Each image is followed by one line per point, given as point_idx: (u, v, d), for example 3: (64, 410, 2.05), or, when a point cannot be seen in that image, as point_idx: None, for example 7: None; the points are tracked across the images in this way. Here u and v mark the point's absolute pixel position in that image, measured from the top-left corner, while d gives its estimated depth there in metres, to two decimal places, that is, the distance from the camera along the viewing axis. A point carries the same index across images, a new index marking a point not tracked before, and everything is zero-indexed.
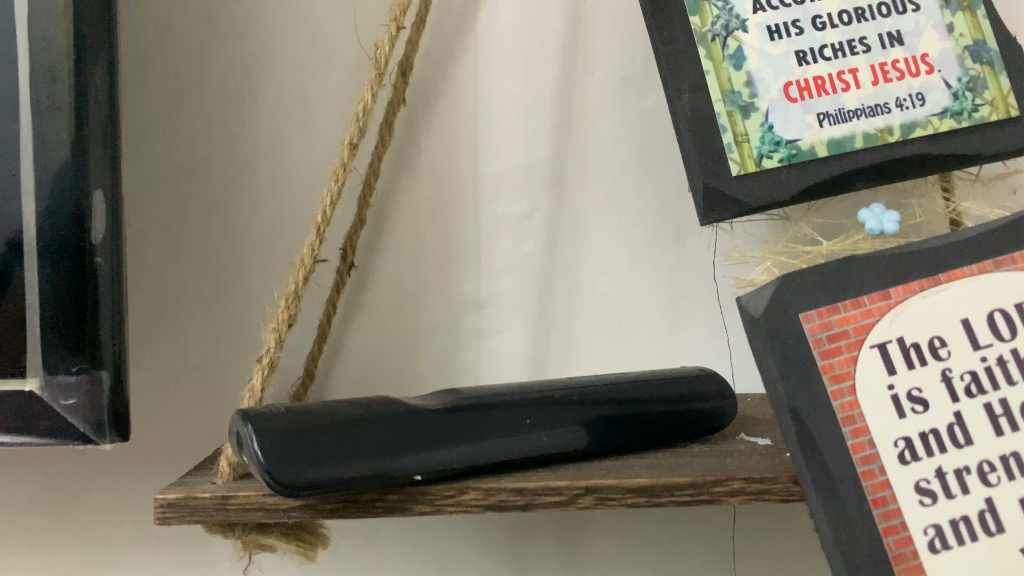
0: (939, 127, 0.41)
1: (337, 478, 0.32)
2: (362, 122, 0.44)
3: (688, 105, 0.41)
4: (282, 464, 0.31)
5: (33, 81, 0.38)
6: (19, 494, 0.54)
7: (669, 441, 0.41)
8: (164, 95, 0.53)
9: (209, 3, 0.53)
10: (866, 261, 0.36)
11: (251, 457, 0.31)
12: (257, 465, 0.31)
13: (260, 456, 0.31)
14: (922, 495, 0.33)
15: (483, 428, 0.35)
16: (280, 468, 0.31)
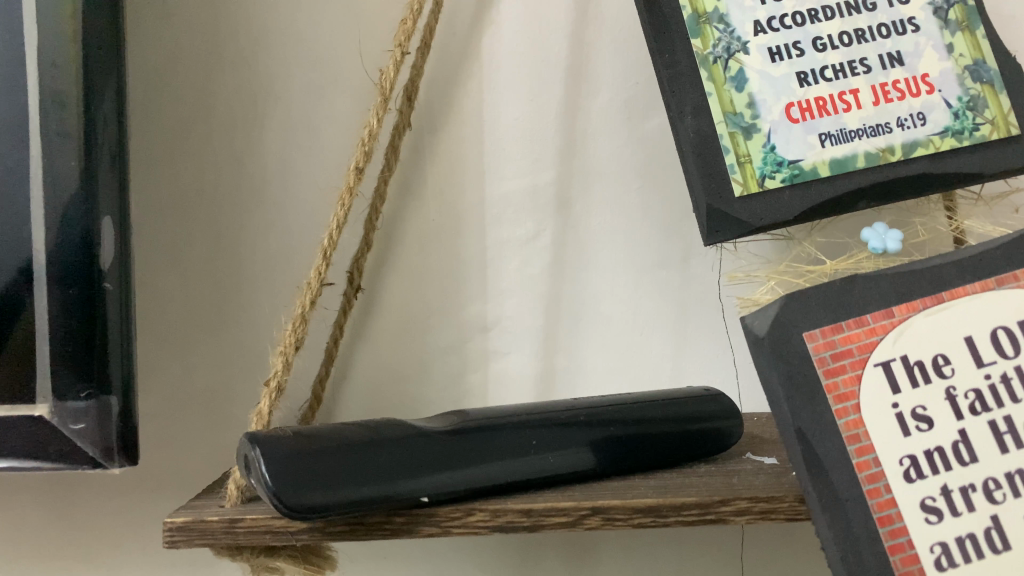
0: (940, 146, 0.41)
1: (345, 501, 0.32)
2: (368, 146, 0.45)
3: (691, 127, 0.41)
4: (289, 487, 0.31)
5: (43, 110, 0.39)
6: (29, 519, 0.54)
7: (676, 462, 0.41)
8: (173, 123, 0.53)
9: (216, 31, 0.53)
10: (869, 280, 0.36)
11: (258, 480, 0.32)
12: (264, 488, 0.31)
13: (268, 478, 0.31)
14: (928, 513, 0.33)
15: (489, 449, 0.35)
16: (287, 491, 0.31)
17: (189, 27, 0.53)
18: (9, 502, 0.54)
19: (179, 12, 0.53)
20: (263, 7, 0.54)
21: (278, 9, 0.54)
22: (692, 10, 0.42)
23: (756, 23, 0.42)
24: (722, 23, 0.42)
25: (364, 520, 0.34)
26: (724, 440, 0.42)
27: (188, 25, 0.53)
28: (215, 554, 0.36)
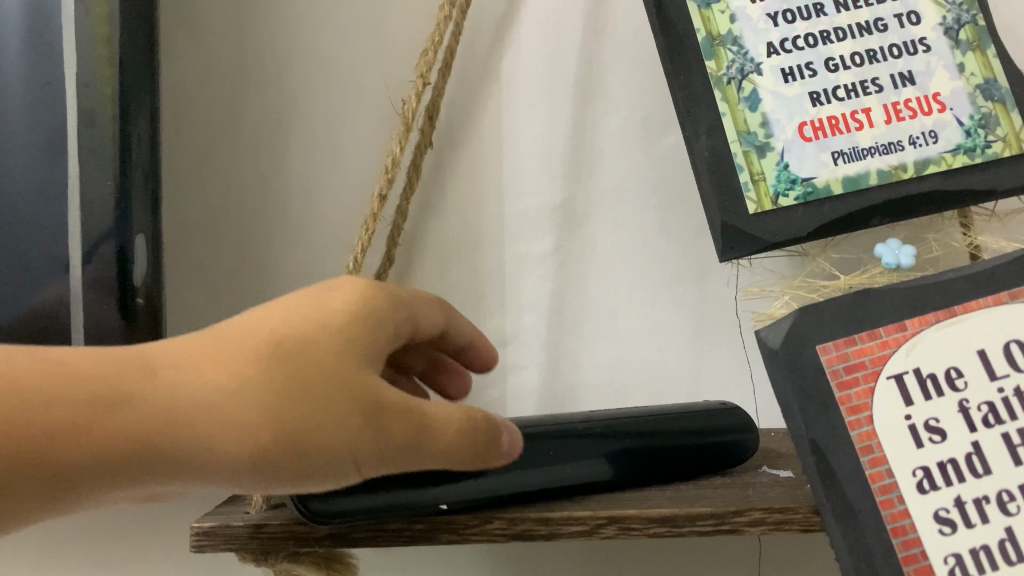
0: (952, 164, 0.42)
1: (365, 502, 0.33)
2: (391, 173, 0.47)
3: (705, 147, 0.42)
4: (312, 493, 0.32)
5: (80, 127, 0.41)
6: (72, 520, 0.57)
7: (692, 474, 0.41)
8: (202, 143, 0.55)
9: (244, 55, 0.55)
10: (882, 294, 0.37)
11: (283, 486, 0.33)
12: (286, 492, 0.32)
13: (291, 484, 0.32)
14: (942, 524, 0.33)
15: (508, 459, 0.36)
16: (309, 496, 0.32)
17: (218, 51, 0.55)
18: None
19: (210, 35, 0.55)
20: (289, 31, 0.55)
21: (303, 32, 0.55)
22: (706, 33, 0.43)
23: (769, 45, 0.43)
24: (735, 44, 0.43)
25: (386, 527, 0.35)
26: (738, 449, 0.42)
27: (217, 49, 0.55)
28: (241, 561, 0.37)
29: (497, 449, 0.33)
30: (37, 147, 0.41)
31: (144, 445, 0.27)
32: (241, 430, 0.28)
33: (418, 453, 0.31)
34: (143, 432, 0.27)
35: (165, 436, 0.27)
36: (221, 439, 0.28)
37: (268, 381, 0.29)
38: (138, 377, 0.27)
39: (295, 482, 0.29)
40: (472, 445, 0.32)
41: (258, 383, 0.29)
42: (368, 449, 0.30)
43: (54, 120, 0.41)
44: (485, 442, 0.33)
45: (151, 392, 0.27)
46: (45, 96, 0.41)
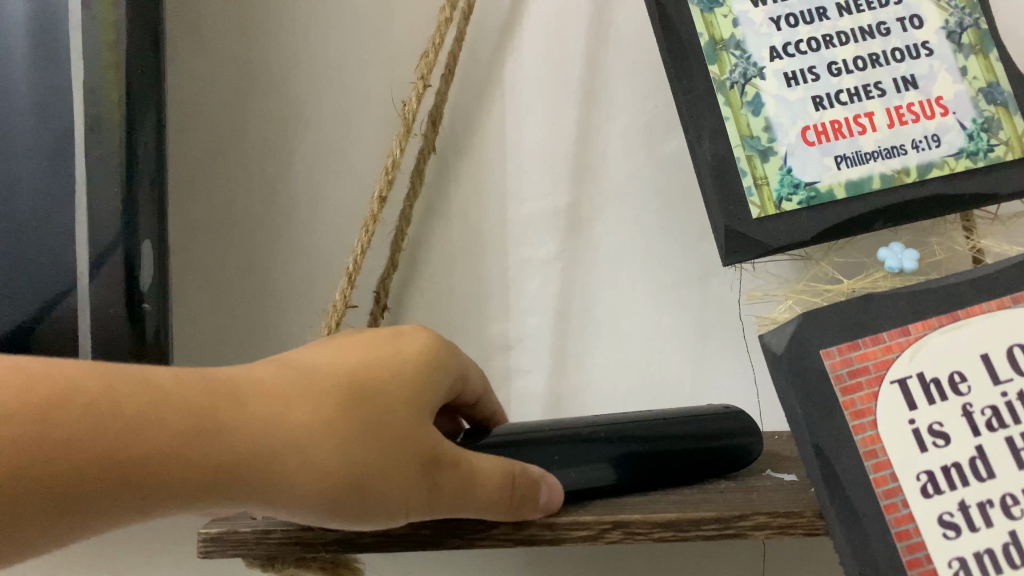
0: (955, 167, 0.42)
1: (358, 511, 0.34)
2: (391, 175, 0.47)
3: (708, 151, 0.42)
4: None
5: (86, 132, 0.41)
6: None
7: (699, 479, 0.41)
8: (206, 147, 0.55)
9: (248, 60, 0.55)
10: (885, 298, 0.37)
11: None
12: None
13: None
14: (946, 528, 0.33)
15: None
16: None
17: (223, 57, 0.55)
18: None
19: (213, 40, 0.55)
20: (293, 35, 0.55)
21: (307, 37, 0.55)
22: (710, 38, 0.43)
23: (772, 49, 0.43)
24: (739, 49, 0.43)
25: (391, 533, 0.35)
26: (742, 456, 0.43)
27: (221, 54, 0.55)
28: (248, 566, 0.37)
29: (537, 501, 0.35)
30: (44, 154, 0.41)
31: (235, 466, 0.30)
32: (317, 465, 0.31)
33: (465, 500, 0.34)
34: (230, 462, 0.30)
35: (249, 466, 0.30)
36: (297, 472, 0.31)
37: (342, 425, 0.32)
38: (230, 410, 0.30)
39: (353, 517, 0.32)
40: (519, 502, 0.34)
41: (334, 424, 0.32)
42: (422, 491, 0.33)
43: (61, 127, 0.41)
44: (529, 503, 0.35)
45: (239, 427, 0.30)
46: (51, 104, 0.41)
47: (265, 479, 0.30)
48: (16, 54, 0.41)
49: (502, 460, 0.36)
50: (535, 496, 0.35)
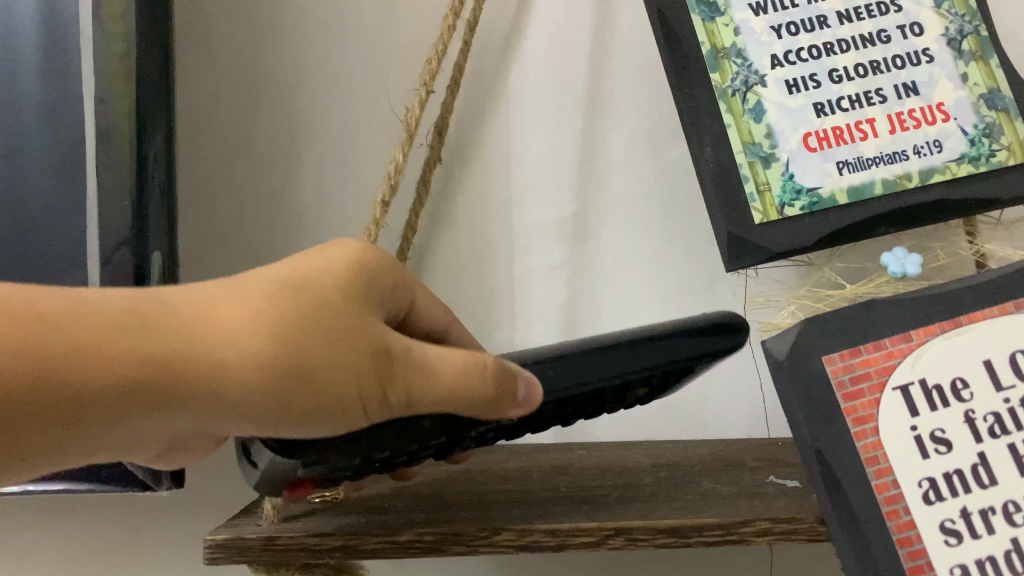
0: (957, 172, 0.42)
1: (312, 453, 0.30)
2: (395, 180, 0.48)
3: (711, 158, 0.42)
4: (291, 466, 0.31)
5: (96, 144, 0.42)
6: (94, 525, 0.59)
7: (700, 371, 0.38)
8: (217, 156, 0.56)
9: (257, 70, 0.56)
10: (887, 305, 0.37)
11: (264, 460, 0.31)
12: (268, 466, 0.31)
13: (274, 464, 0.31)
14: (948, 535, 0.33)
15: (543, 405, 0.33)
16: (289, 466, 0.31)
17: (234, 69, 0.56)
18: (76, 512, 0.58)
19: (220, 51, 0.56)
20: (303, 46, 0.56)
21: (315, 48, 0.56)
22: (710, 46, 0.43)
23: (773, 57, 0.43)
24: (740, 57, 0.43)
25: (396, 539, 0.36)
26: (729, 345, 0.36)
27: (232, 66, 0.56)
28: (254, 572, 0.38)
29: (513, 395, 0.30)
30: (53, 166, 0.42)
31: (154, 368, 0.27)
32: (250, 377, 0.28)
33: (421, 394, 0.30)
34: (168, 397, 0.28)
35: (182, 393, 0.28)
36: (229, 389, 0.28)
37: (276, 336, 0.28)
38: (153, 318, 0.28)
39: (302, 421, 0.29)
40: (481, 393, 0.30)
41: (263, 336, 0.28)
42: (374, 395, 0.29)
43: (74, 137, 0.42)
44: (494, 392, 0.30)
45: (176, 357, 0.28)
46: (61, 115, 0.42)
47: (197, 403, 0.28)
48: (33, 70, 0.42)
49: (460, 349, 0.30)
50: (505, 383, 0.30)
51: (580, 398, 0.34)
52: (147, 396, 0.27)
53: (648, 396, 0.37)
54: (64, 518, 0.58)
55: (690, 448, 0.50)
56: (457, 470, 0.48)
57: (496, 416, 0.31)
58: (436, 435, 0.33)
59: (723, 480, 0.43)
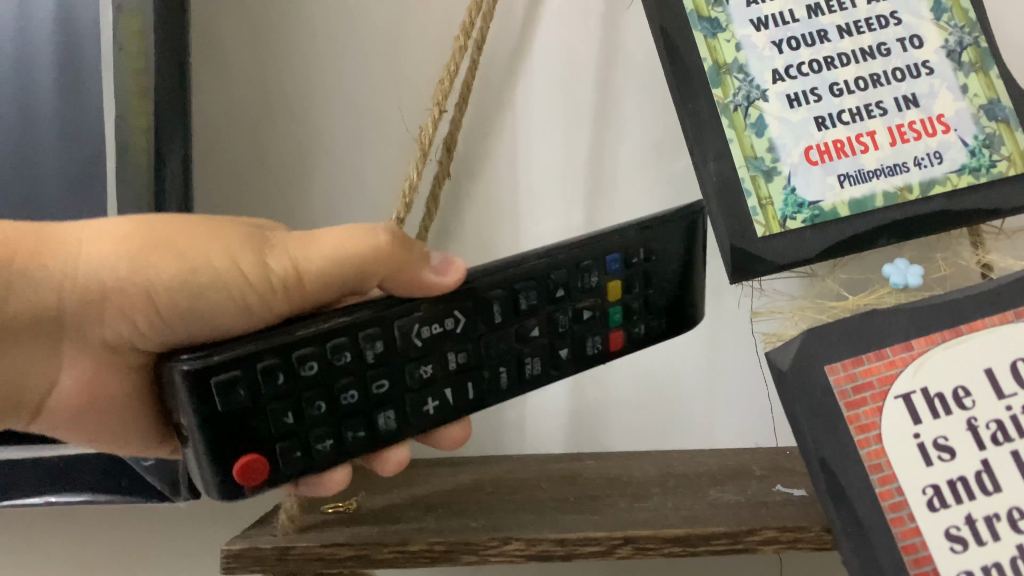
0: (958, 183, 0.43)
1: (232, 355, 0.34)
2: (408, 198, 0.49)
3: (714, 172, 0.43)
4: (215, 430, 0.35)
5: (115, 158, 0.44)
6: (111, 539, 0.60)
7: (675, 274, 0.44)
8: (228, 175, 0.58)
9: (268, 90, 0.57)
10: (888, 314, 0.37)
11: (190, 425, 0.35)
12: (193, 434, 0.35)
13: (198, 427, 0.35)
14: (953, 542, 0.34)
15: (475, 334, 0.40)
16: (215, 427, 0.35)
17: (244, 89, 0.57)
18: (95, 526, 0.60)
19: (231, 73, 0.57)
20: (312, 65, 0.57)
21: (324, 67, 0.57)
22: (713, 62, 0.43)
23: (775, 72, 0.43)
24: (742, 72, 0.43)
25: (407, 548, 0.36)
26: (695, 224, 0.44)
27: (243, 86, 0.57)
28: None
29: (409, 248, 0.39)
30: (70, 178, 0.45)
31: None
32: (146, 275, 0.38)
33: (307, 264, 0.38)
34: (20, 276, 0.38)
35: (90, 283, 0.38)
36: (132, 284, 0.38)
37: (147, 237, 0.38)
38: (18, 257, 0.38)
39: (220, 295, 0.37)
40: (371, 246, 0.38)
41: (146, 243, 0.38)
42: (258, 266, 0.37)
43: (88, 152, 0.45)
44: (389, 244, 0.38)
45: (19, 250, 0.37)
46: (76, 131, 0.45)
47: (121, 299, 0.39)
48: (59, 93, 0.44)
49: (348, 228, 0.39)
50: (400, 244, 0.39)
51: (534, 293, 0.41)
52: (81, 291, 0.39)
53: (643, 312, 0.44)
54: (82, 532, 0.59)
55: (697, 458, 0.51)
56: (468, 480, 0.48)
57: (416, 284, 0.38)
58: (377, 341, 0.38)
59: (730, 489, 0.43)
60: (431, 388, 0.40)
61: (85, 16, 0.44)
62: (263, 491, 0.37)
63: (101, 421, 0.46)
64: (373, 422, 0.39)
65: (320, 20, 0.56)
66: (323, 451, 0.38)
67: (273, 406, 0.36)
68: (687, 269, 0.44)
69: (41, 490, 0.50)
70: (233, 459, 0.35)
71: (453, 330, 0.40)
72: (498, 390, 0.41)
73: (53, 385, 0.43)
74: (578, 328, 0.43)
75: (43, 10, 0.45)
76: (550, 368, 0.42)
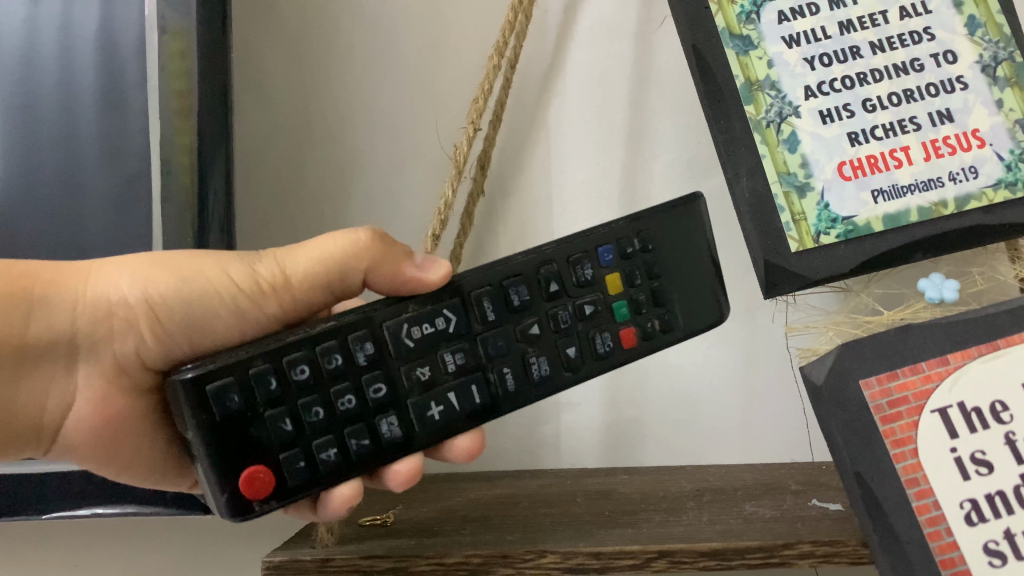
0: (994, 199, 0.43)
1: (224, 362, 0.36)
2: (444, 216, 0.50)
3: (747, 188, 0.43)
4: (217, 440, 0.35)
5: (161, 175, 0.46)
6: (154, 550, 0.61)
7: (679, 269, 0.43)
8: (268, 197, 0.59)
9: (307, 111, 0.58)
10: (924, 328, 0.37)
11: (194, 438, 0.35)
12: (197, 446, 0.35)
13: (200, 439, 0.35)
14: (992, 557, 0.34)
15: (469, 332, 0.40)
16: (217, 437, 0.35)
17: (283, 111, 0.58)
18: (138, 538, 0.61)
19: (272, 96, 0.58)
20: (349, 87, 0.58)
21: (361, 89, 0.58)
22: (745, 79, 0.44)
23: (807, 88, 0.43)
24: (774, 89, 0.43)
25: (445, 560, 0.37)
26: (694, 209, 0.43)
27: (281, 109, 0.58)
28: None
29: (392, 244, 0.41)
30: (116, 198, 0.47)
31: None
32: (146, 289, 0.41)
33: (296, 267, 0.41)
34: (37, 305, 0.40)
35: (98, 304, 0.41)
36: (135, 301, 0.41)
37: (147, 263, 0.41)
38: (37, 286, 0.40)
39: (214, 301, 0.41)
40: (351, 244, 0.40)
41: (146, 263, 0.41)
42: (249, 273, 0.40)
43: (131, 170, 0.47)
44: (370, 241, 0.40)
45: (36, 279, 0.40)
46: (117, 152, 0.47)
47: (125, 316, 0.41)
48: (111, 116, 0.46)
49: (331, 231, 0.41)
50: (380, 241, 0.41)
51: (524, 287, 0.41)
52: (94, 312, 0.42)
53: (654, 305, 0.42)
54: (125, 544, 0.61)
55: (734, 473, 0.51)
56: (503, 494, 0.49)
57: (399, 278, 0.41)
58: (367, 343, 0.38)
59: (766, 504, 0.43)
60: (433, 391, 0.40)
61: (127, 38, 0.46)
62: (273, 506, 0.37)
63: (115, 445, 0.46)
64: (376, 429, 0.38)
65: (357, 43, 0.58)
66: (329, 461, 0.37)
67: (270, 412, 0.36)
68: (695, 254, 0.43)
69: (89, 502, 0.51)
70: (241, 469, 0.36)
71: (444, 329, 0.40)
72: (506, 392, 0.41)
73: (67, 408, 0.44)
74: (583, 326, 0.42)
75: (86, 34, 0.47)
76: (560, 369, 0.41)
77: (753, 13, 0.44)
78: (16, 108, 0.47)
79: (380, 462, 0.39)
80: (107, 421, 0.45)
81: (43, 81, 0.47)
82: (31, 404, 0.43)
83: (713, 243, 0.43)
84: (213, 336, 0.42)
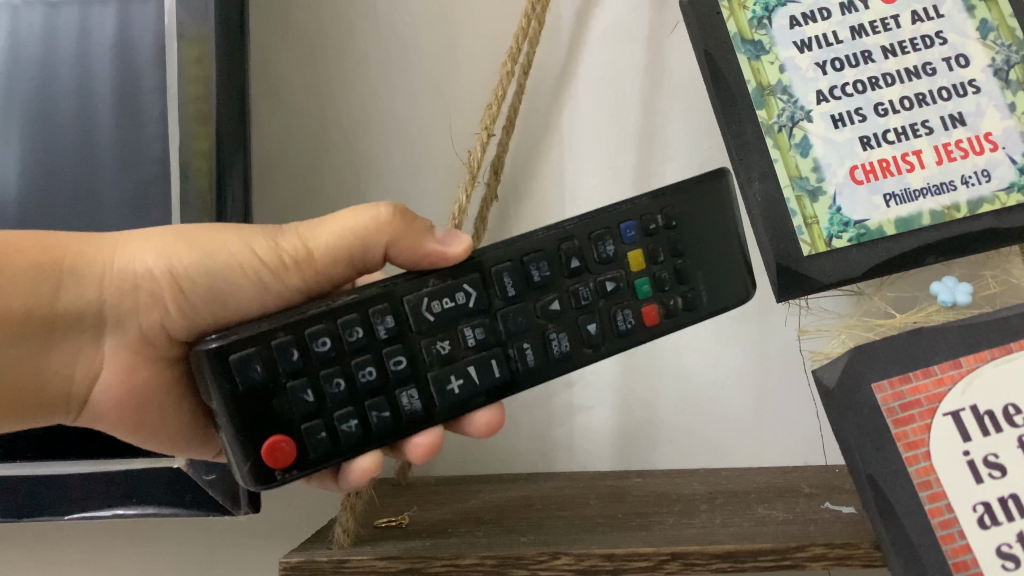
0: (1006, 202, 0.43)
1: (246, 333, 0.36)
2: (458, 220, 0.50)
3: (759, 192, 0.43)
4: (240, 407, 0.36)
5: (179, 180, 0.47)
6: (170, 551, 0.62)
7: (704, 245, 0.42)
8: (283, 201, 0.60)
9: (322, 116, 0.59)
10: (937, 332, 0.37)
11: (217, 404, 0.36)
12: (221, 413, 0.36)
13: (222, 405, 0.36)
14: (1005, 559, 0.34)
15: (488, 307, 0.40)
16: (238, 405, 0.36)
17: (298, 115, 0.59)
18: (155, 540, 0.62)
19: (288, 101, 0.59)
20: (364, 93, 0.59)
21: (376, 95, 0.59)
22: (756, 84, 0.44)
23: (819, 92, 0.44)
24: (786, 94, 0.44)
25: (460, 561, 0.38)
26: (719, 185, 0.42)
27: (296, 112, 0.59)
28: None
29: (414, 221, 0.41)
30: (134, 201, 0.48)
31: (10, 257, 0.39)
32: (170, 261, 0.42)
33: (317, 241, 0.41)
34: (67, 277, 0.41)
35: (123, 276, 0.42)
36: (159, 272, 0.42)
37: (172, 236, 0.42)
38: (67, 257, 0.41)
39: (237, 273, 0.41)
40: (373, 219, 0.41)
41: (169, 237, 0.42)
42: (272, 247, 0.41)
43: (149, 173, 0.47)
44: (391, 217, 0.41)
45: (65, 251, 0.41)
46: (136, 156, 0.47)
47: (150, 289, 0.42)
48: (131, 120, 0.47)
49: (353, 206, 0.41)
50: (402, 216, 0.41)
51: (545, 264, 0.41)
52: (119, 285, 0.42)
53: (677, 284, 0.42)
54: (143, 545, 0.62)
55: (747, 476, 0.51)
56: (516, 497, 0.49)
57: (422, 252, 0.41)
58: (387, 317, 0.39)
59: (779, 506, 0.44)
60: (453, 365, 0.40)
61: (145, 45, 0.47)
62: (294, 475, 0.38)
63: (141, 415, 0.47)
64: (396, 402, 0.39)
65: (372, 50, 0.58)
66: (350, 432, 0.38)
67: (292, 384, 0.37)
68: (719, 230, 0.42)
69: (108, 502, 0.52)
70: (262, 438, 0.37)
71: (465, 305, 0.40)
72: (526, 368, 0.41)
73: (93, 378, 0.45)
74: (605, 302, 0.42)
75: (104, 41, 0.48)
76: (582, 346, 0.41)
77: (764, 18, 0.44)
78: (38, 113, 0.48)
79: (400, 435, 0.39)
80: (131, 392, 0.46)
81: (63, 86, 0.48)
82: (61, 377, 0.43)
83: (739, 217, 0.43)
84: (236, 309, 0.43)
